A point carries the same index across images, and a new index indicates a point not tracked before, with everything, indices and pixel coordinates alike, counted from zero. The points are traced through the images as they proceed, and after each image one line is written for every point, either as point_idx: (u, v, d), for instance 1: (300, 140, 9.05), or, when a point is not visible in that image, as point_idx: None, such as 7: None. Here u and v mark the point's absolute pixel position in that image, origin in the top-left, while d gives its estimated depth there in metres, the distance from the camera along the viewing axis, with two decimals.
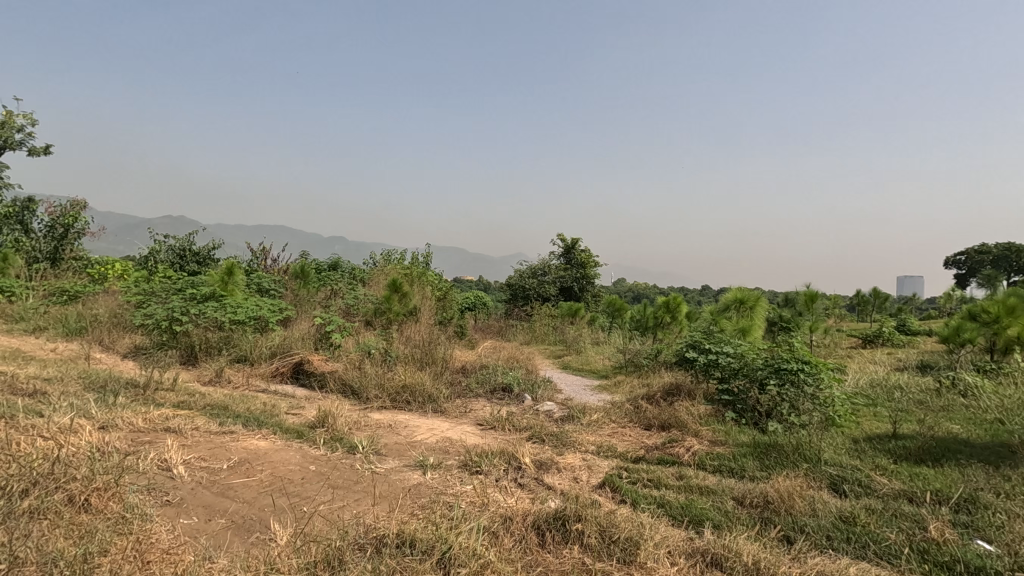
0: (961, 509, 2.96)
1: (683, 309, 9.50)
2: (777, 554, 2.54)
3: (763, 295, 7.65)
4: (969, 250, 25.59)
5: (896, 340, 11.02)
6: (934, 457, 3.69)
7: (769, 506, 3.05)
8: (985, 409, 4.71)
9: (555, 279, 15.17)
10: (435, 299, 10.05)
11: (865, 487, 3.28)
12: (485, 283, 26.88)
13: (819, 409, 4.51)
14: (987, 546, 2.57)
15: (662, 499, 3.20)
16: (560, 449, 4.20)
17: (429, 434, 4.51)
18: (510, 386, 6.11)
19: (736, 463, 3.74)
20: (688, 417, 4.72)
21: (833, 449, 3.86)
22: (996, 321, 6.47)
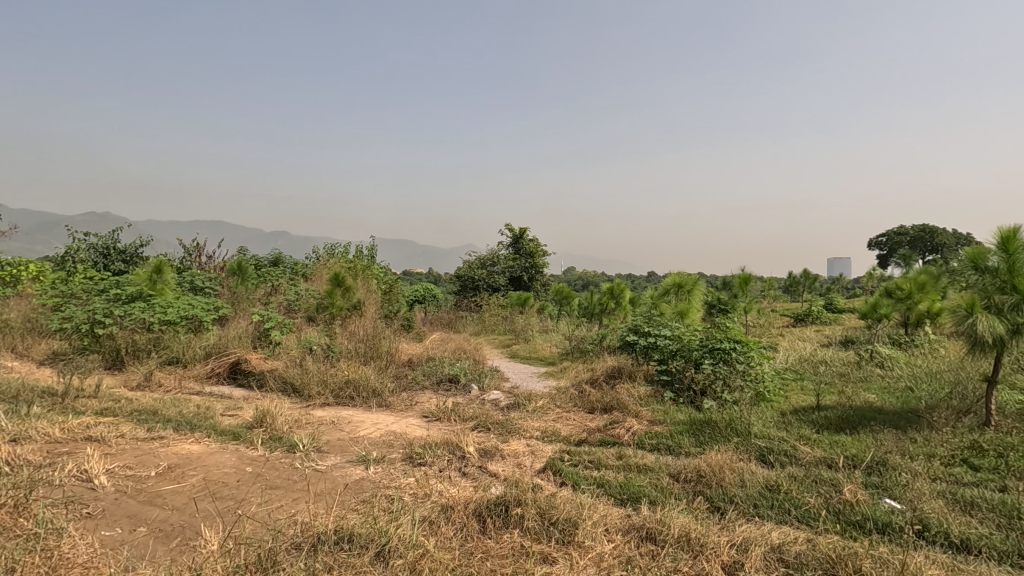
0: (872, 471, 3.20)
1: (627, 295, 9.76)
2: (707, 525, 2.66)
3: (700, 279, 7.97)
4: (889, 234, 27.43)
5: (824, 318, 11.75)
6: (851, 425, 3.97)
7: (701, 479, 3.20)
8: (898, 378, 5.10)
9: (504, 269, 15.21)
10: (381, 292, 9.87)
11: (790, 457, 3.47)
12: (435, 276, 26.69)
13: (750, 385, 4.78)
14: (895, 504, 2.79)
15: (602, 480, 3.29)
16: (505, 437, 4.23)
17: (373, 428, 4.45)
18: (457, 376, 6.10)
19: (672, 440, 3.89)
20: (629, 399, 4.87)
21: (762, 423, 4.07)
22: (908, 298, 6.98)
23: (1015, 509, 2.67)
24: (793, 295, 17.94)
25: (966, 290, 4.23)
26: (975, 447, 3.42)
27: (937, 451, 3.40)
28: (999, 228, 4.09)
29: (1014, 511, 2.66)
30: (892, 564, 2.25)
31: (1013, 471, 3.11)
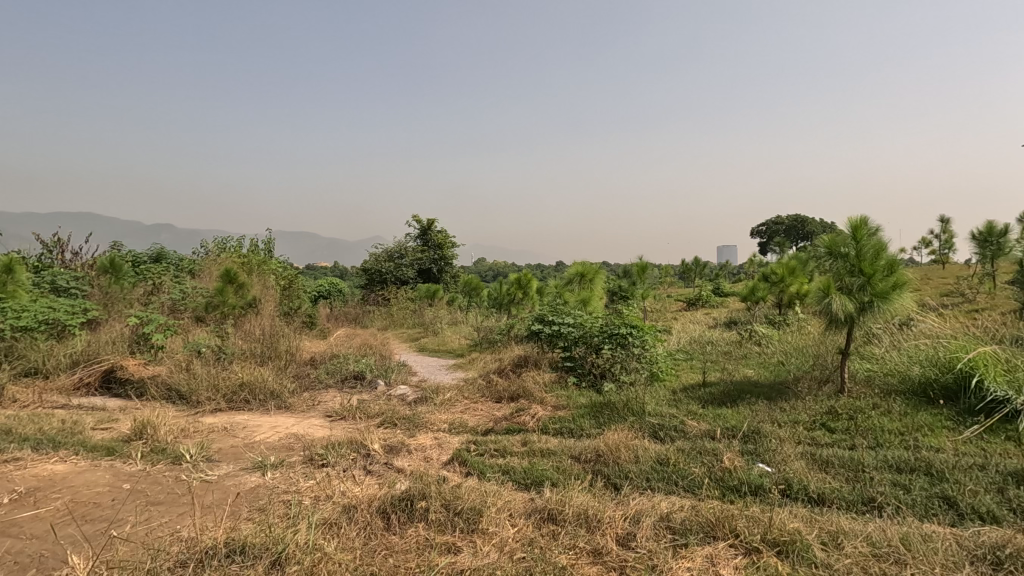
0: (747, 439, 3.54)
1: (534, 285, 9.99)
2: (605, 501, 2.81)
3: (601, 268, 8.33)
4: (767, 224, 30.20)
5: (712, 302, 12.77)
6: (732, 398, 4.36)
7: (600, 459, 3.37)
8: (772, 354, 5.68)
9: (413, 261, 14.97)
10: (280, 288, 9.34)
11: (679, 431, 3.75)
12: (341, 270, 25.69)
13: (645, 366, 5.15)
14: (766, 467, 3.11)
15: (507, 466, 3.36)
16: (412, 432, 4.19)
17: (271, 432, 4.23)
18: (363, 372, 5.94)
19: (575, 423, 4.06)
20: (534, 386, 5.01)
21: (655, 401, 4.36)
22: (781, 282, 7.76)
23: (860, 463, 3.08)
24: (686, 281, 19.27)
25: (824, 273, 4.77)
26: (832, 412, 3.89)
27: (801, 417, 3.82)
28: (850, 218, 4.65)
29: (859, 465, 3.06)
30: (762, 521, 2.51)
31: (860, 430, 3.58)
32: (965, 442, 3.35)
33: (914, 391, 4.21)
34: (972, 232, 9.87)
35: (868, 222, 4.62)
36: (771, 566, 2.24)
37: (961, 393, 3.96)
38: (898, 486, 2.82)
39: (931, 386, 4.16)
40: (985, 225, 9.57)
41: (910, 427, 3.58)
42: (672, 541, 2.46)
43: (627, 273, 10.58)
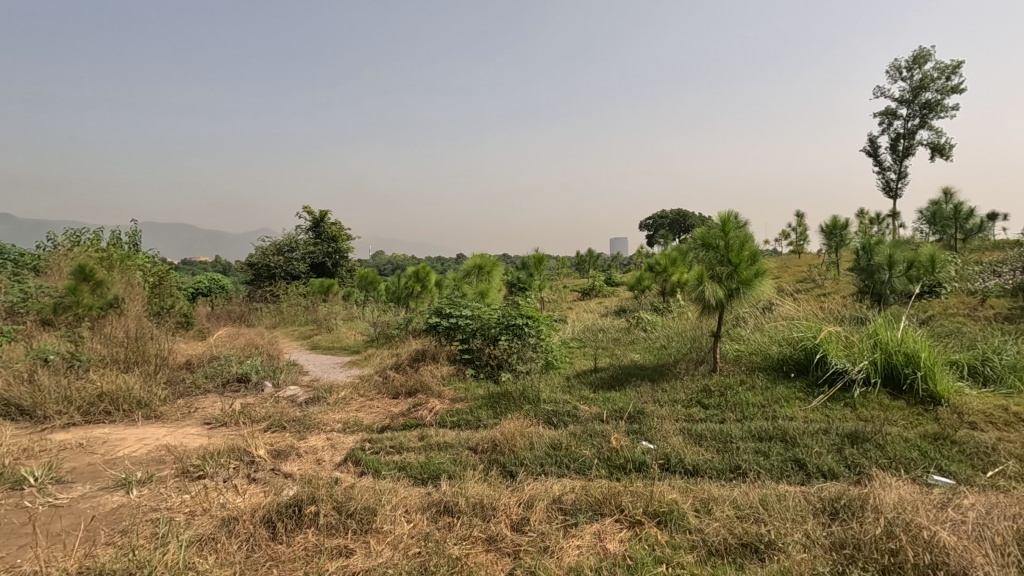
0: (632, 419, 3.78)
1: (432, 278, 9.88)
2: (500, 489, 2.87)
3: (499, 261, 8.44)
4: (653, 218, 32.26)
5: (605, 292, 13.45)
6: (620, 381, 4.63)
7: (496, 448, 3.42)
8: (656, 338, 6.10)
9: (304, 255, 14.19)
10: (148, 285, 8.37)
11: (572, 416, 3.92)
12: (224, 264, 23.74)
13: (540, 356, 5.31)
14: (648, 445, 3.34)
15: (403, 462, 3.31)
16: (303, 434, 3.98)
17: (137, 445, 3.81)
18: (247, 375, 5.54)
19: (472, 415, 4.09)
20: (432, 380, 4.98)
21: (550, 388, 4.52)
22: (664, 272, 8.34)
23: (728, 435, 3.40)
24: (580, 272, 20.04)
25: (697, 263, 5.18)
26: (706, 390, 4.26)
27: (679, 396, 4.15)
28: (720, 213, 5.08)
29: (728, 436, 3.39)
30: (644, 494, 2.69)
31: (728, 405, 3.95)
32: (812, 410, 3.83)
33: (773, 367, 4.74)
34: (820, 225, 11.19)
35: (734, 216, 5.07)
36: (651, 536, 2.41)
37: (810, 366, 4.51)
38: (759, 452, 3.16)
39: (786, 361, 4.69)
40: (830, 220, 10.90)
41: (769, 400, 4.02)
42: (563, 522, 2.57)
43: (524, 266, 10.76)
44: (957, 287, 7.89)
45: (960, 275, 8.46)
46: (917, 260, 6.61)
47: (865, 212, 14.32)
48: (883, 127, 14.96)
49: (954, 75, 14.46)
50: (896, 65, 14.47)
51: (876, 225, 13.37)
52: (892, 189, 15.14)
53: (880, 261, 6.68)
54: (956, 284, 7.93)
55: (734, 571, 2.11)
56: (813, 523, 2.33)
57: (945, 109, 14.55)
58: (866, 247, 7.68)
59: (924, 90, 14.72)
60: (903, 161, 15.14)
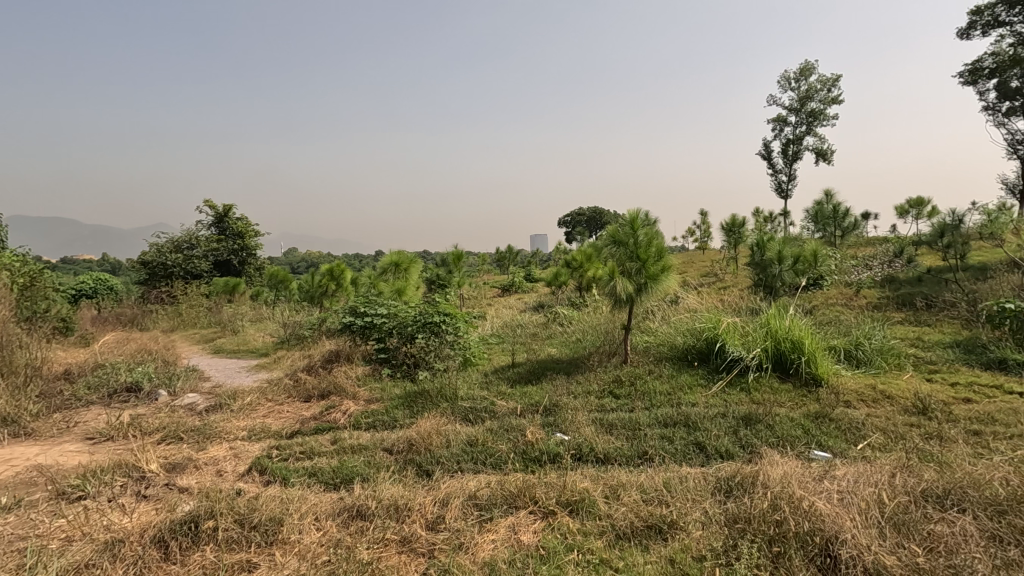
0: (547, 412, 3.87)
1: (348, 276, 9.55)
2: (416, 489, 2.83)
3: (417, 258, 8.32)
4: (571, 216, 33.12)
5: (524, 288, 13.66)
6: (536, 376, 4.73)
7: (412, 448, 3.37)
8: (572, 333, 6.28)
9: (207, 252, 13.23)
10: (17, 286, 7.30)
11: (489, 411, 3.94)
12: (111, 264, 21.56)
13: (458, 353, 5.30)
14: (562, 436, 3.43)
15: (314, 468, 3.18)
16: (202, 445, 3.71)
17: (2, 468, 3.38)
18: (138, 384, 5.07)
19: (388, 415, 4.00)
20: (346, 381, 4.82)
21: (467, 385, 4.52)
22: (579, 268, 8.58)
23: (637, 423, 3.56)
24: (501, 269, 20.17)
25: (609, 259, 5.37)
26: (617, 380, 4.45)
27: (592, 387, 4.30)
28: (628, 210, 5.30)
29: (636, 424, 3.55)
30: (557, 485, 2.76)
31: (638, 395, 4.15)
32: (712, 395, 4.11)
33: (678, 356, 5.03)
34: (721, 223, 11.98)
35: (641, 214, 5.31)
36: (563, 525, 2.47)
37: (710, 355, 4.83)
38: (664, 438, 3.34)
39: (690, 351, 4.99)
40: (730, 218, 11.69)
41: (674, 388, 4.26)
42: (479, 518, 2.58)
43: (444, 263, 10.64)
44: (837, 278, 8.76)
45: (839, 268, 9.37)
46: (802, 254, 7.26)
47: (761, 211, 15.51)
48: (775, 133, 16.26)
49: (834, 88, 16.00)
50: (786, 76, 15.78)
51: (769, 223, 14.54)
52: (783, 190, 16.51)
53: (772, 256, 7.28)
54: (835, 276, 8.80)
55: (639, 552, 2.22)
56: (711, 502, 2.49)
57: (827, 118, 16.04)
58: (760, 243, 8.31)
59: (809, 100, 16.16)
60: (793, 165, 16.57)
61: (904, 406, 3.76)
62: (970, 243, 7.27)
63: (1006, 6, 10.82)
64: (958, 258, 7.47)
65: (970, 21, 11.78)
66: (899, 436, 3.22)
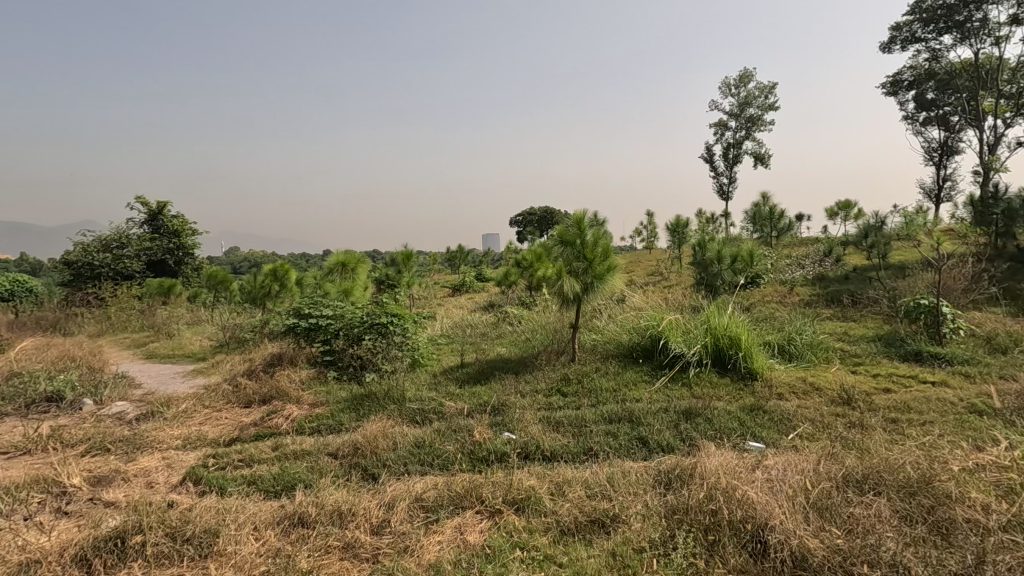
0: (495, 412, 3.88)
1: (292, 276, 9.26)
2: (361, 494, 2.78)
3: (364, 258, 8.17)
4: (522, 215, 33.33)
5: (475, 287, 13.66)
6: (485, 375, 4.74)
7: (357, 452, 3.31)
8: (521, 332, 6.33)
9: (139, 252, 12.51)
10: None
11: (438, 412, 3.92)
12: (29, 264, 20.03)
13: (406, 354, 5.25)
14: (510, 435, 3.45)
15: (254, 476, 3.07)
16: (132, 455, 3.52)
17: None
18: (60, 393, 4.74)
19: (333, 419, 3.91)
20: (289, 385, 4.67)
21: (416, 387, 4.48)
22: (530, 267, 8.65)
23: (583, 420, 3.63)
24: (452, 268, 20.04)
25: (557, 259, 5.43)
26: (565, 378, 4.52)
27: (540, 386, 4.35)
28: (576, 211, 5.38)
29: (582, 421, 3.61)
30: (503, 484, 2.78)
31: (584, 392, 4.23)
32: (656, 391, 4.24)
33: (624, 354, 5.15)
34: (666, 224, 12.37)
35: (588, 214, 5.40)
36: (509, 523, 2.49)
37: (654, 351, 4.97)
38: (609, 434, 3.42)
39: (635, 348, 5.12)
40: (674, 218, 12.09)
41: (619, 384, 4.36)
42: (425, 520, 2.56)
43: (393, 262, 10.47)
44: (772, 277, 9.21)
45: (775, 267, 9.86)
46: (740, 254, 7.59)
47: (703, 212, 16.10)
48: (716, 137, 16.91)
49: (770, 95, 16.80)
50: (726, 82, 16.42)
51: (711, 224, 15.12)
52: (724, 192, 17.20)
53: (712, 255, 7.57)
54: (771, 275, 9.25)
55: (582, 546, 2.27)
56: (651, 495, 2.58)
57: (764, 124, 16.82)
58: (702, 243, 8.63)
59: (748, 106, 16.90)
60: (733, 168, 17.28)
61: (831, 397, 4.00)
62: (890, 243, 7.80)
63: (921, 24, 11.66)
64: (879, 257, 8.00)
65: (890, 36, 12.63)
66: (825, 426, 3.43)
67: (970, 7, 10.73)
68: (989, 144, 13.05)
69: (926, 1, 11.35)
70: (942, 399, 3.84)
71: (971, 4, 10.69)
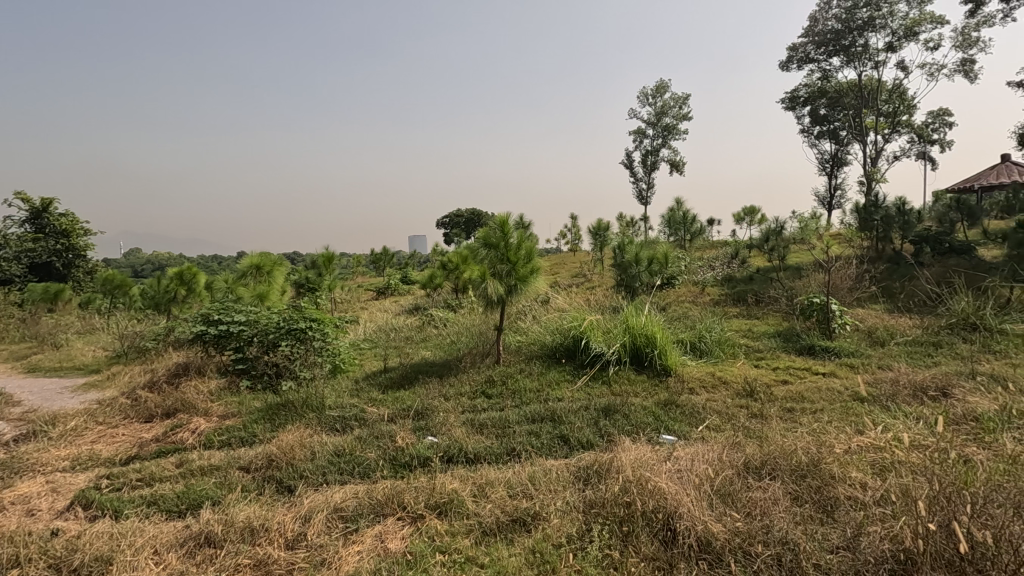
0: (419, 416, 3.84)
1: (201, 280, 8.69)
2: (275, 507, 2.66)
3: (281, 261, 7.81)
4: (449, 217, 33.21)
5: (401, 290, 13.44)
6: (409, 380, 4.68)
7: (272, 464, 3.16)
8: (446, 335, 6.30)
9: (18, 254, 11.19)
10: None
11: (359, 419, 3.82)
12: None
13: (326, 360, 5.07)
14: (433, 439, 3.43)
15: (155, 496, 2.85)
16: (9, 481, 3.16)
17: None
18: None
19: (246, 431, 3.71)
20: (196, 396, 4.39)
21: (336, 393, 4.34)
22: (456, 269, 8.63)
23: (506, 421, 3.68)
24: (376, 270, 19.56)
25: (481, 262, 5.44)
26: (489, 380, 4.55)
27: (464, 389, 4.35)
28: (499, 214, 5.42)
29: (506, 422, 3.66)
30: (425, 488, 2.76)
31: (508, 393, 4.28)
32: (578, 390, 4.36)
33: (547, 354, 5.27)
34: (588, 227, 12.75)
35: (511, 217, 5.46)
36: (431, 528, 2.48)
37: (576, 351, 5.12)
38: (532, 433, 3.48)
39: (558, 349, 5.24)
40: (596, 222, 12.49)
41: (542, 385, 4.45)
42: (344, 530, 2.49)
43: (313, 265, 10.08)
44: (686, 278, 9.75)
45: (688, 268, 10.44)
46: (656, 256, 7.96)
47: (624, 215, 16.74)
48: (636, 143, 17.66)
49: (684, 106, 17.77)
50: (644, 92, 17.20)
51: (631, 227, 15.76)
52: (643, 197, 17.99)
53: (631, 257, 7.89)
54: (685, 276, 9.79)
55: (504, 546, 2.30)
56: (570, 491, 2.65)
57: (678, 132, 17.76)
58: (622, 246, 8.98)
59: (664, 115, 17.79)
60: (650, 175, 18.13)
61: (736, 390, 4.29)
62: (788, 246, 8.49)
63: (814, 46, 12.78)
64: (779, 259, 8.69)
65: (788, 56, 13.72)
66: (730, 417, 3.68)
67: (854, 33, 11.93)
68: (871, 157, 14.50)
69: (818, 26, 12.46)
70: (831, 388, 4.23)
71: (854, 31, 11.87)
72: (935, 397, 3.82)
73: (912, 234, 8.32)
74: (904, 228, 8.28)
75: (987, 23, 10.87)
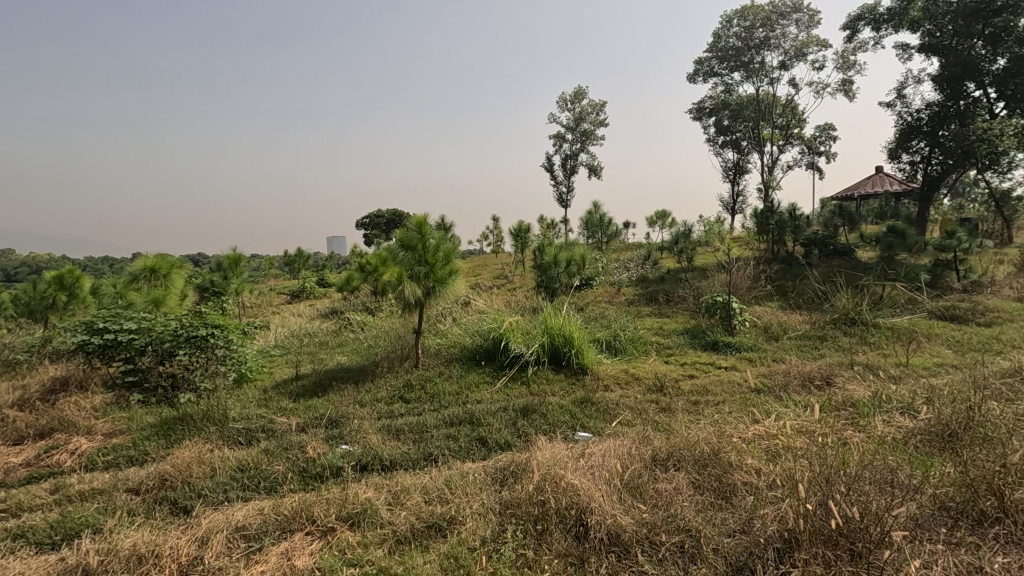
0: (331, 425, 3.69)
1: (84, 285, 7.87)
2: (169, 531, 2.45)
3: (181, 263, 7.24)
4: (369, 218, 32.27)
5: (317, 293, 12.89)
6: (322, 387, 4.49)
7: (165, 484, 2.91)
8: (364, 340, 6.11)
9: None
10: None
11: (266, 431, 3.61)
12: None
13: (230, 369, 4.75)
14: (347, 447, 3.31)
15: (22, 528, 2.53)
16: None
17: None
18: None
19: (136, 449, 3.39)
20: (77, 414, 3.96)
21: (241, 404, 4.08)
22: (374, 272, 8.40)
23: (424, 425, 3.63)
24: (291, 273, 18.65)
25: (398, 263, 5.31)
26: (408, 384, 4.46)
27: (381, 395, 4.24)
28: (417, 216, 5.32)
29: (423, 427, 3.60)
30: (337, 500, 2.65)
31: (427, 397, 4.22)
32: (497, 391, 4.37)
33: (467, 356, 5.25)
34: (510, 229, 12.85)
35: (429, 218, 5.38)
36: (342, 540, 2.39)
37: (496, 352, 5.14)
38: (450, 437, 3.45)
39: (478, 351, 5.24)
40: (517, 224, 12.61)
41: (461, 388, 4.42)
42: (246, 550, 2.34)
43: (218, 267, 9.43)
44: (603, 279, 10.08)
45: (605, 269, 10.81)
46: (574, 258, 8.15)
47: (545, 218, 17.03)
48: (556, 147, 18.04)
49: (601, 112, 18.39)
50: (563, 97, 17.61)
51: (552, 229, 16.08)
52: (563, 200, 18.41)
53: (550, 259, 8.04)
54: (602, 276, 10.12)
55: (419, 553, 2.25)
56: (487, 492, 2.66)
57: (596, 138, 18.34)
58: (542, 248, 9.13)
59: (582, 121, 18.30)
60: (570, 178, 18.59)
61: (648, 385, 4.49)
62: (695, 248, 9.00)
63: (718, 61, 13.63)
64: (687, 260, 9.20)
65: (695, 69, 14.54)
66: (642, 412, 3.84)
67: (753, 51, 12.86)
68: (768, 166, 15.71)
69: (721, 42, 13.30)
70: (732, 381, 4.54)
71: (753, 48, 12.85)
72: (821, 386, 4.19)
73: (802, 237, 9.10)
74: (795, 231, 9.04)
75: (863, 48, 12.12)
